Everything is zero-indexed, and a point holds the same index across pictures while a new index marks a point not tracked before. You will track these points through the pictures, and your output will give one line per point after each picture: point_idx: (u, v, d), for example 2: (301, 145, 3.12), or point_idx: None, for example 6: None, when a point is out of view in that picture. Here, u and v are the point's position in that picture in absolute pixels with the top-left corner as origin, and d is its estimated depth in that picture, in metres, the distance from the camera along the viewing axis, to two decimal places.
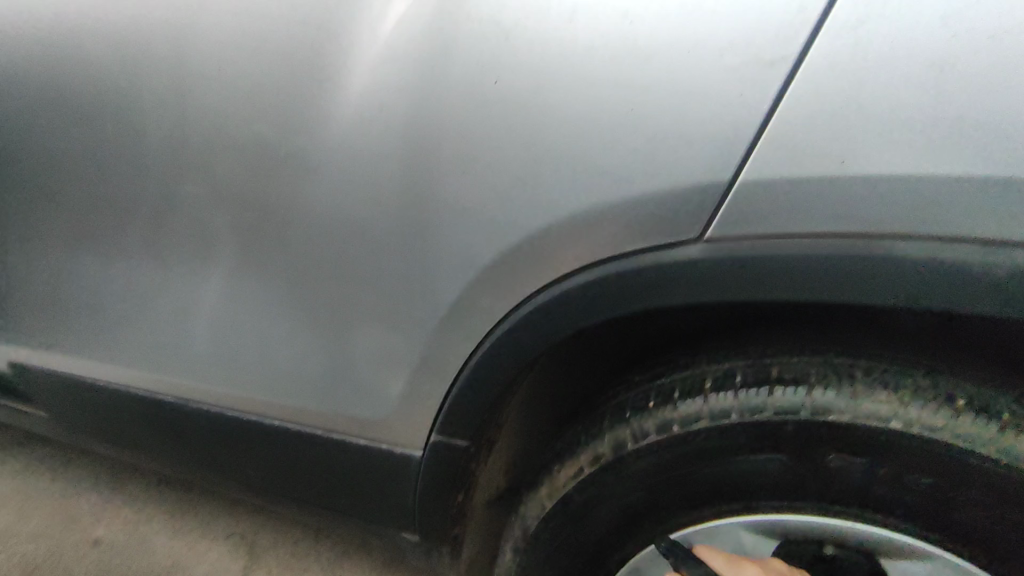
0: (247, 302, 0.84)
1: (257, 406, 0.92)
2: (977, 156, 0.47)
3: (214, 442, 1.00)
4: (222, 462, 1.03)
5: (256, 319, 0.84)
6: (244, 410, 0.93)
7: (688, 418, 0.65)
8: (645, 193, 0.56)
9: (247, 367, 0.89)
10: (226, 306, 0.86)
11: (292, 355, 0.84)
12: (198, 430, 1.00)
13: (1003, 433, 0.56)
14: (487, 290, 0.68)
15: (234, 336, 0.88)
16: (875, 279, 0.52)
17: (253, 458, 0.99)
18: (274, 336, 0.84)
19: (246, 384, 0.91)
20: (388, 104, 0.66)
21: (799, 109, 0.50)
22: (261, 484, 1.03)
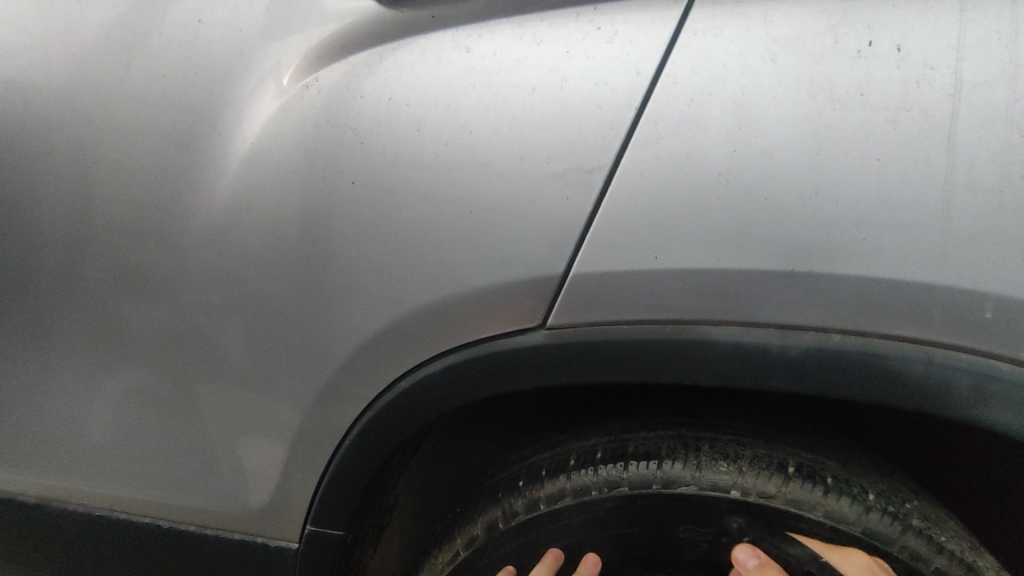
0: (111, 395, 0.81)
1: (125, 504, 0.87)
2: (762, 254, 0.53)
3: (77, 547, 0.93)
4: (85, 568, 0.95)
5: (120, 413, 0.81)
6: (111, 510, 0.88)
7: (552, 496, 0.67)
8: (489, 286, 0.60)
9: (111, 464, 0.84)
10: (88, 400, 0.82)
11: (161, 449, 0.81)
12: (59, 534, 0.93)
13: (827, 496, 0.61)
14: (352, 378, 0.69)
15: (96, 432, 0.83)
16: (695, 360, 0.57)
17: (120, 562, 0.92)
18: (140, 430, 0.81)
19: (111, 482, 0.86)
20: (252, 202, 0.68)
21: (616, 211, 0.56)
22: None
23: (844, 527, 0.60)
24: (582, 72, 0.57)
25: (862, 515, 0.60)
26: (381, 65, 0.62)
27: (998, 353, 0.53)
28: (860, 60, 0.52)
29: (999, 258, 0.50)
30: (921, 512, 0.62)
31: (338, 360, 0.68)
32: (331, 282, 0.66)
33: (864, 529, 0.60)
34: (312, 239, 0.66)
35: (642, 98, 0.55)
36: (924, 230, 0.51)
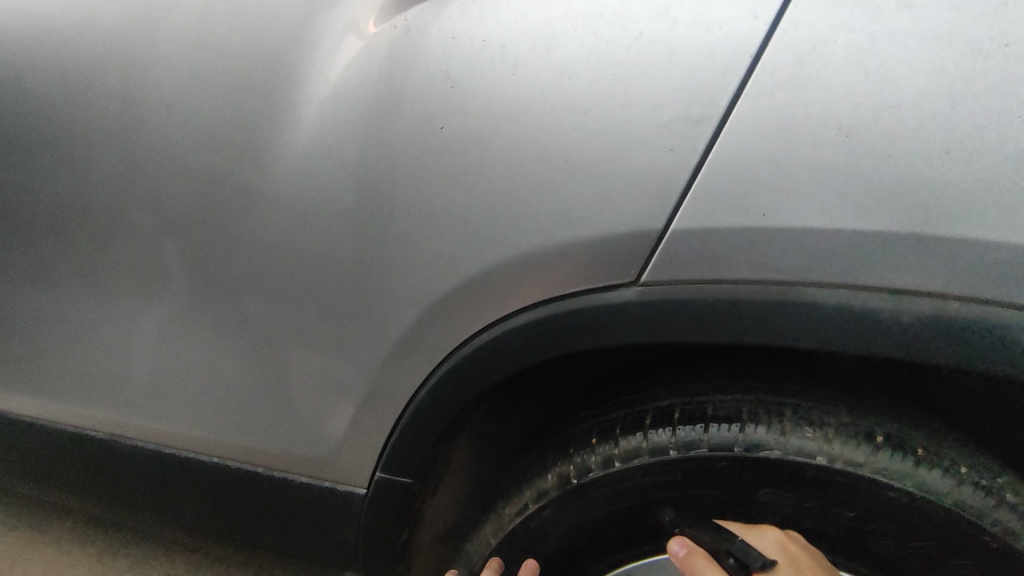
0: (188, 339, 0.82)
1: (196, 444, 0.89)
2: (880, 215, 0.51)
3: (149, 480, 0.97)
4: (158, 502, 1.00)
5: (195, 354, 0.83)
6: (181, 448, 0.91)
7: (628, 454, 0.67)
8: (581, 240, 0.59)
9: (185, 404, 0.87)
10: (166, 342, 0.84)
11: (232, 391, 0.82)
12: (134, 469, 0.97)
13: (918, 468, 0.59)
14: (430, 329, 0.69)
15: (172, 372, 0.86)
16: (796, 324, 0.55)
17: (189, 498, 0.96)
18: (214, 373, 0.82)
19: (183, 421, 0.88)
20: (333, 147, 0.66)
21: (724, 165, 0.53)
22: (198, 525, 0.99)
23: (935, 499, 0.59)
24: (694, 16, 0.53)
25: (954, 487, 0.59)
26: (474, 5, 0.60)
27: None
28: (1006, 8, 0.48)
29: None
30: (1016, 488, 0.60)
31: (417, 310, 0.68)
32: (414, 231, 0.65)
33: (957, 502, 0.58)
34: (397, 188, 0.65)
35: (760, 44, 0.52)
36: None
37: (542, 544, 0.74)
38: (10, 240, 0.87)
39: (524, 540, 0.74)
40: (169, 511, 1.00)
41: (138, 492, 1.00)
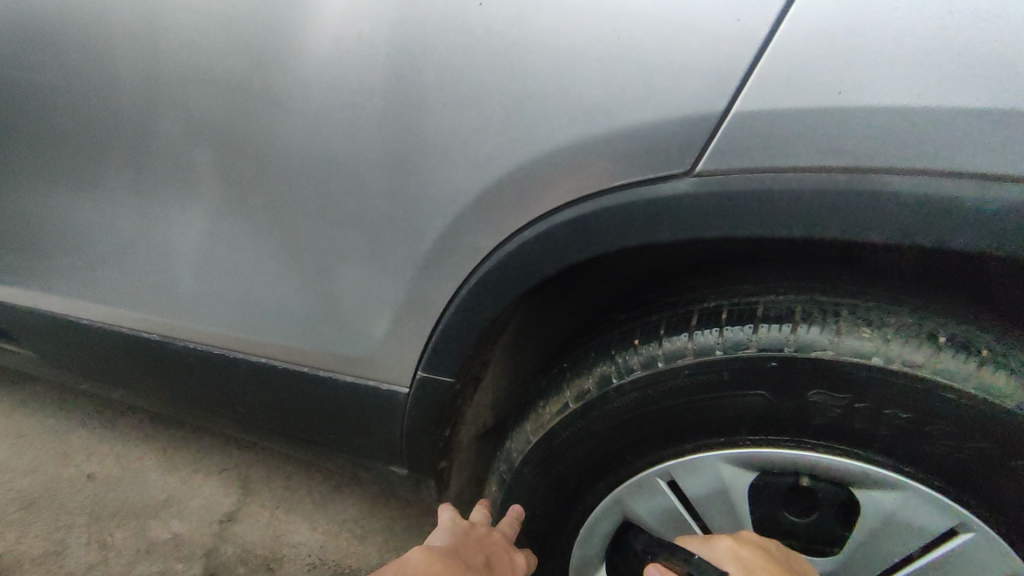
0: (228, 240, 0.82)
1: (242, 345, 0.91)
2: (977, 87, 0.45)
3: (202, 378, 1.01)
4: (212, 398, 1.04)
5: (237, 256, 0.83)
6: (229, 349, 0.93)
7: (672, 354, 0.66)
8: (634, 125, 0.54)
9: (230, 307, 0.88)
10: (207, 243, 0.84)
11: (276, 292, 0.83)
12: (186, 368, 1.00)
13: (982, 369, 0.57)
14: (470, 227, 0.66)
15: (215, 274, 0.87)
16: (864, 214, 0.51)
17: (240, 396, 1.00)
18: (256, 274, 0.83)
19: (229, 322, 0.90)
20: (366, 32, 0.62)
21: (797, 36, 0.48)
22: (251, 420, 1.04)
23: (997, 401, 0.56)
24: None
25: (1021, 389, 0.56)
26: None
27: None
28: None
29: None
30: None
31: (455, 207, 0.65)
32: (454, 122, 0.62)
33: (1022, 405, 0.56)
34: (436, 76, 0.61)
35: None
36: None
37: (578, 442, 0.74)
38: (56, 142, 0.88)
39: (563, 439, 0.74)
40: (225, 408, 1.05)
41: (194, 390, 1.05)
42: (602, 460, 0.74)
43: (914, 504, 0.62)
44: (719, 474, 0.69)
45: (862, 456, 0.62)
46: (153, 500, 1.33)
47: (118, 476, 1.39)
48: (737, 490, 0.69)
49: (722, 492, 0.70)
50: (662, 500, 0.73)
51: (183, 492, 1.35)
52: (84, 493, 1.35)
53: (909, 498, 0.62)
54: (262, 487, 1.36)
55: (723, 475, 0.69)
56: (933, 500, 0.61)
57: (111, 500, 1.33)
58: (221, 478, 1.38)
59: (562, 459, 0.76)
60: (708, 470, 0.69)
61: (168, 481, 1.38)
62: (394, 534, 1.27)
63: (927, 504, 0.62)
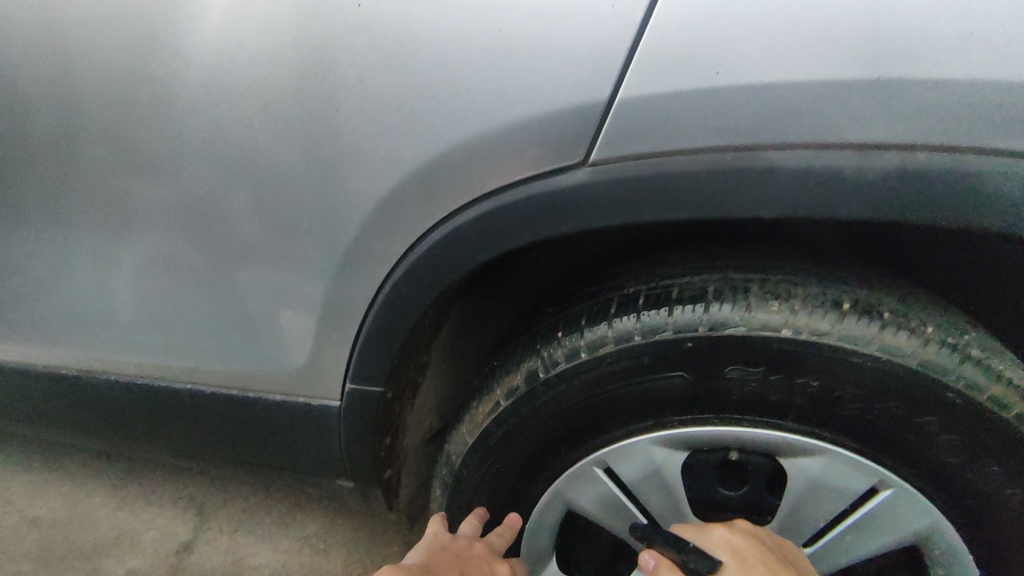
0: (134, 264, 0.78)
1: (167, 371, 0.88)
2: (844, 59, 0.46)
3: (132, 409, 0.97)
4: (147, 429, 1.00)
5: (149, 279, 0.79)
6: (155, 376, 0.89)
7: (594, 343, 0.66)
8: (524, 119, 0.54)
9: (148, 334, 0.85)
10: (114, 270, 0.80)
11: (195, 313, 0.79)
12: (114, 400, 0.96)
13: (884, 332, 0.58)
14: (378, 233, 0.64)
15: (129, 302, 0.82)
16: (754, 193, 0.51)
17: (175, 423, 0.96)
18: (169, 298, 0.79)
19: (151, 350, 0.86)
20: (252, 41, 0.61)
21: (672, 20, 0.48)
22: (190, 447, 1.01)
23: (900, 361, 0.58)
24: None
25: (920, 347, 0.58)
26: None
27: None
28: None
29: None
30: (979, 343, 0.59)
31: (361, 214, 0.64)
32: (352, 128, 0.60)
33: (921, 362, 0.57)
34: (329, 82, 0.59)
35: None
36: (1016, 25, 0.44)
37: (513, 439, 0.73)
38: None
39: (498, 438, 0.73)
40: (162, 437, 1.01)
41: (127, 421, 1.01)
42: (538, 455, 0.74)
43: (836, 467, 0.64)
44: (652, 456, 0.69)
45: (782, 426, 0.64)
46: (104, 538, 1.28)
47: (65, 517, 1.33)
48: (670, 470, 0.69)
49: (656, 474, 0.70)
50: (601, 487, 0.73)
51: (135, 526, 1.30)
52: (30, 538, 1.29)
53: (830, 462, 0.64)
54: (218, 513, 1.32)
55: (655, 458, 0.69)
56: (853, 463, 0.63)
57: (59, 544, 1.28)
58: (174, 507, 1.33)
59: (499, 458, 0.75)
60: (640, 454, 0.70)
61: (118, 517, 1.32)
62: (358, 545, 1.25)
63: (848, 467, 0.63)
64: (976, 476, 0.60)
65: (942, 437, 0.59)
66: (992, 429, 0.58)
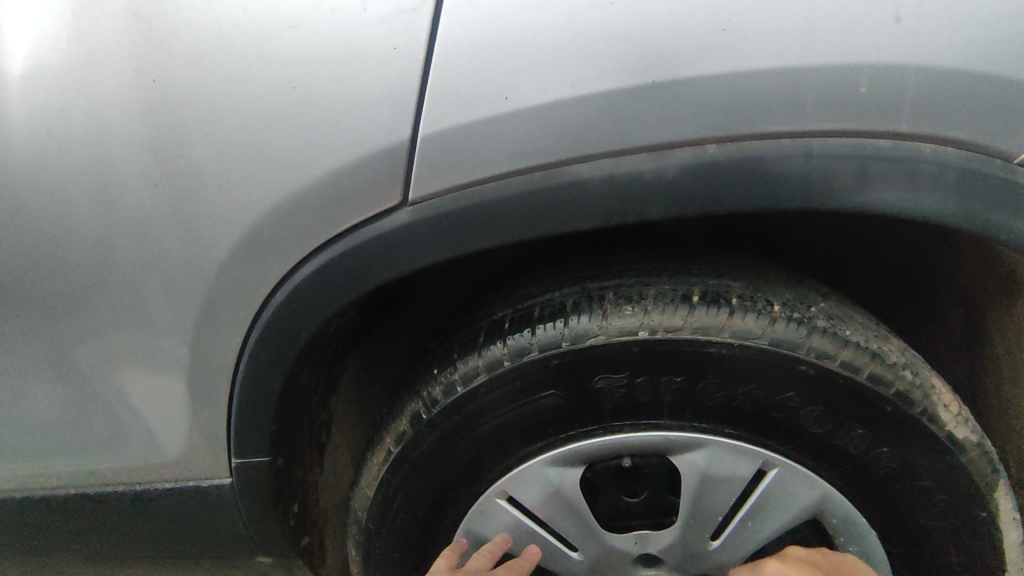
0: None
1: (34, 486, 0.80)
2: (619, 69, 0.47)
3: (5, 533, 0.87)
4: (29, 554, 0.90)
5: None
6: (17, 492, 0.81)
7: (467, 375, 0.64)
8: (338, 167, 0.53)
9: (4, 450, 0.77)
10: None
11: (49, 415, 0.73)
12: None
13: (733, 317, 0.59)
14: (224, 301, 0.62)
15: None
16: (569, 206, 0.52)
17: (59, 540, 0.87)
18: (18, 405, 0.73)
19: (11, 467, 0.78)
20: (44, 125, 0.57)
21: (452, 50, 0.49)
22: (85, 562, 0.92)
23: (752, 343, 0.59)
24: None
25: (769, 326, 0.59)
26: None
27: (890, 129, 0.48)
28: None
29: (853, 22, 0.45)
30: (825, 313, 0.61)
31: (201, 286, 0.61)
32: (169, 199, 0.58)
33: (772, 341, 0.59)
34: (134, 157, 0.57)
35: None
36: (772, 12, 0.46)
37: (410, 486, 0.71)
38: None
39: (395, 487, 0.71)
40: (49, 557, 0.91)
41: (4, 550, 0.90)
42: (440, 497, 0.72)
43: (720, 457, 0.65)
44: (548, 478, 0.69)
45: (660, 425, 0.64)
46: None
47: None
48: (570, 488, 0.69)
49: (557, 494, 0.69)
50: (509, 519, 0.72)
51: None
52: None
53: (714, 452, 0.65)
54: None
55: (552, 478, 0.69)
56: (734, 448, 0.64)
57: None
58: None
59: (403, 507, 0.72)
60: (537, 477, 0.69)
61: None
62: None
63: (731, 453, 0.65)
64: (845, 442, 0.62)
65: (804, 410, 0.61)
66: (849, 395, 0.60)
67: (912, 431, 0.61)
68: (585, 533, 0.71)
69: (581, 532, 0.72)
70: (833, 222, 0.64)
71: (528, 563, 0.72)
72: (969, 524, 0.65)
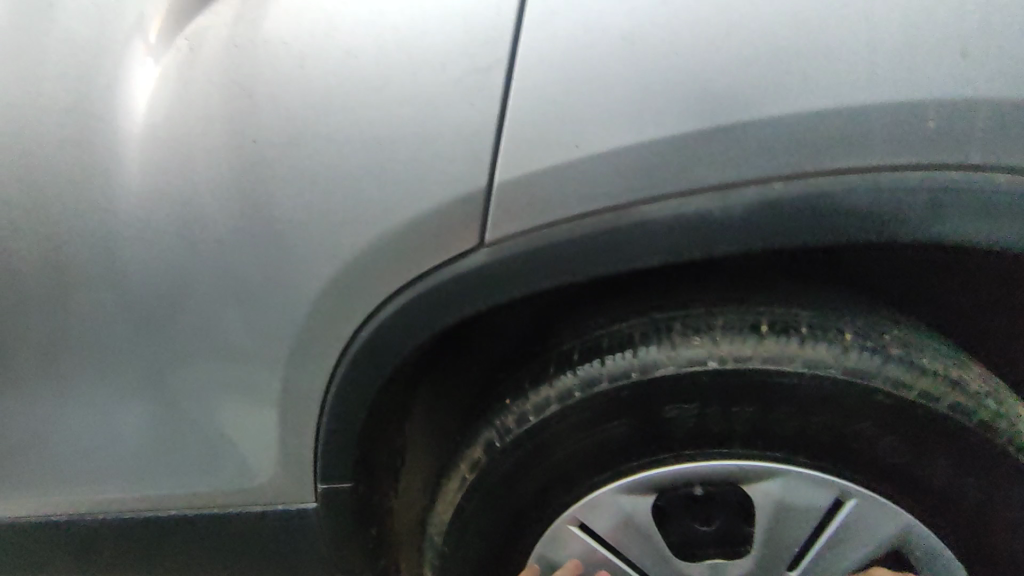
0: (87, 407, 0.78)
1: (136, 509, 0.86)
2: (685, 114, 0.50)
3: (104, 556, 0.93)
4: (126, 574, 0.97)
5: (102, 419, 0.79)
6: (120, 514, 0.88)
7: (539, 405, 0.67)
8: (419, 214, 0.57)
9: (111, 476, 0.83)
10: (67, 417, 0.80)
11: (154, 442, 0.79)
12: (87, 551, 0.93)
13: (804, 346, 0.60)
14: (314, 338, 0.67)
15: (87, 447, 0.82)
16: (638, 245, 0.54)
17: (154, 561, 0.93)
18: (128, 432, 0.80)
19: (116, 492, 0.85)
20: (159, 183, 0.64)
21: (524, 104, 0.53)
22: None
23: (825, 373, 0.59)
24: None
25: (841, 355, 0.59)
26: (254, 12, 0.60)
27: (960, 161, 0.48)
28: None
29: (917, 59, 0.46)
30: (899, 341, 0.60)
31: (294, 324, 0.66)
32: (266, 246, 0.63)
33: (845, 370, 0.59)
34: (235, 209, 0.63)
35: None
36: (834, 53, 0.47)
37: (485, 512, 0.73)
38: None
39: (470, 514, 0.74)
40: None
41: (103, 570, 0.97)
42: (513, 523, 0.74)
43: (794, 486, 0.65)
44: (620, 506, 0.70)
45: (732, 454, 0.65)
46: None
47: None
48: (641, 515, 0.70)
49: (628, 521, 0.71)
50: (581, 545, 0.74)
51: None
52: None
53: (787, 480, 0.65)
54: None
55: (623, 506, 0.70)
56: (808, 477, 0.64)
57: None
58: None
59: (478, 533, 0.75)
60: (608, 505, 0.70)
61: None
62: None
63: (806, 482, 0.64)
64: (926, 471, 0.61)
65: (882, 439, 0.61)
66: (929, 424, 0.59)
67: (998, 461, 0.60)
68: (656, 559, 0.72)
69: (652, 559, 0.72)
70: (903, 248, 0.63)
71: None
72: None
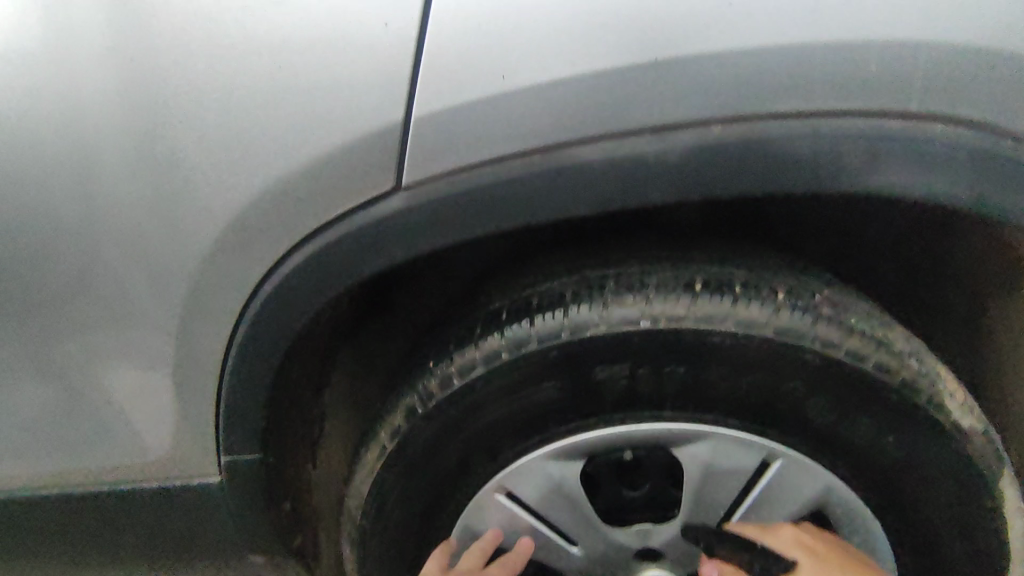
0: None
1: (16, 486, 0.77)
2: (620, 47, 0.46)
3: None
4: (10, 557, 0.87)
5: None
6: None
7: (464, 367, 0.62)
8: (328, 152, 0.51)
9: None
10: None
11: (28, 413, 0.70)
12: None
13: (737, 305, 0.58)
14: (210, 293, 0.60)
15: None
16: (569, 191, 0.50)
17: (41, 542, 0.84)
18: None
19: None
20: (16, 110, 0.54)
21: (445, 29, 0.47)
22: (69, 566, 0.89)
23: (757, 332, 0.57)
24: None
25: (773, 315, 0.58)
26: None
27: (899, 109, 0.46)
28: None
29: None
30: (830, 301, 0.60)
31: (186, 277, 0.59)
32: (151, 187, 0.55)
33: (777, 329, 0.57)
34: (113, 143, 0.54)
35: None
36: None
37: (406, 482, 0.69)
38: None
39: (391, 484, 0.69)
40: (31, 561, 0.88)
41: None
42: (436, 493, 0.70)
43: (723, 448, 0.64)
44: (548, 472, 0.67)
45: (662, 417, 0.63)
46: None
47: None
48: (570, 482, 0.67)
49: (557, 488, 0.68)
50: (508, 514, 0.71)
51: None
52: None
53: (717, 443, 0.63)
54: None
55: (552, 472, 0.67)
56: (738, 439, 0.63)
57: None
58: None
59: (399, 504, 0.71)
60: (536, 471, 0.67)
61: None
62: None
63: (734, 444, 0.63)
64: (850, 431, 0.61)
65: (809, 400, 0.60)
66: (855, 384, 0.59)
67: (918, 420, 0.60)
68: (586, 527, 0.70)
69: (581, 527, 0.70)
70: (836, 207, 0.62)
71: (522, 557, 0.72)
72: (974, 513, 0.64)
